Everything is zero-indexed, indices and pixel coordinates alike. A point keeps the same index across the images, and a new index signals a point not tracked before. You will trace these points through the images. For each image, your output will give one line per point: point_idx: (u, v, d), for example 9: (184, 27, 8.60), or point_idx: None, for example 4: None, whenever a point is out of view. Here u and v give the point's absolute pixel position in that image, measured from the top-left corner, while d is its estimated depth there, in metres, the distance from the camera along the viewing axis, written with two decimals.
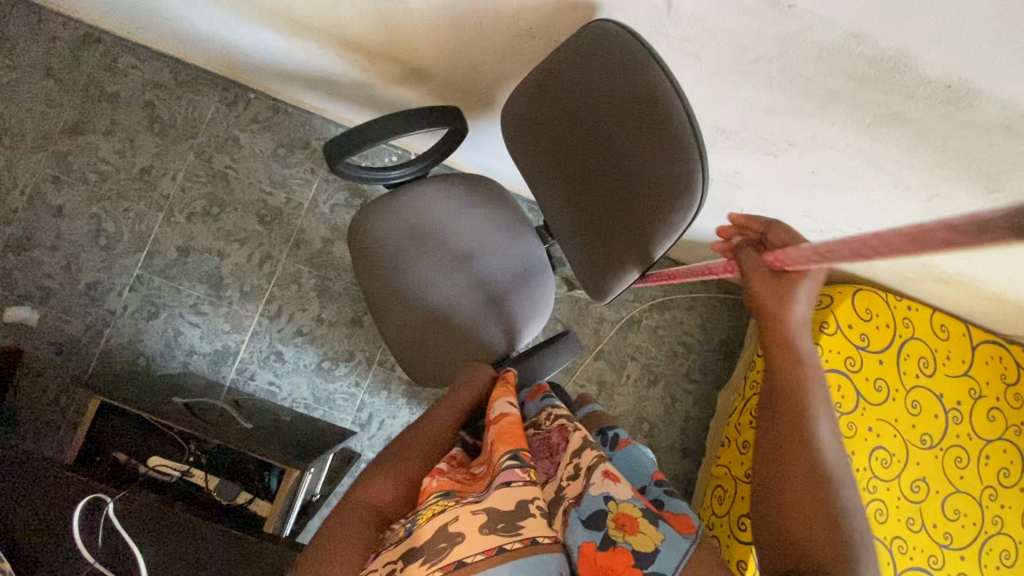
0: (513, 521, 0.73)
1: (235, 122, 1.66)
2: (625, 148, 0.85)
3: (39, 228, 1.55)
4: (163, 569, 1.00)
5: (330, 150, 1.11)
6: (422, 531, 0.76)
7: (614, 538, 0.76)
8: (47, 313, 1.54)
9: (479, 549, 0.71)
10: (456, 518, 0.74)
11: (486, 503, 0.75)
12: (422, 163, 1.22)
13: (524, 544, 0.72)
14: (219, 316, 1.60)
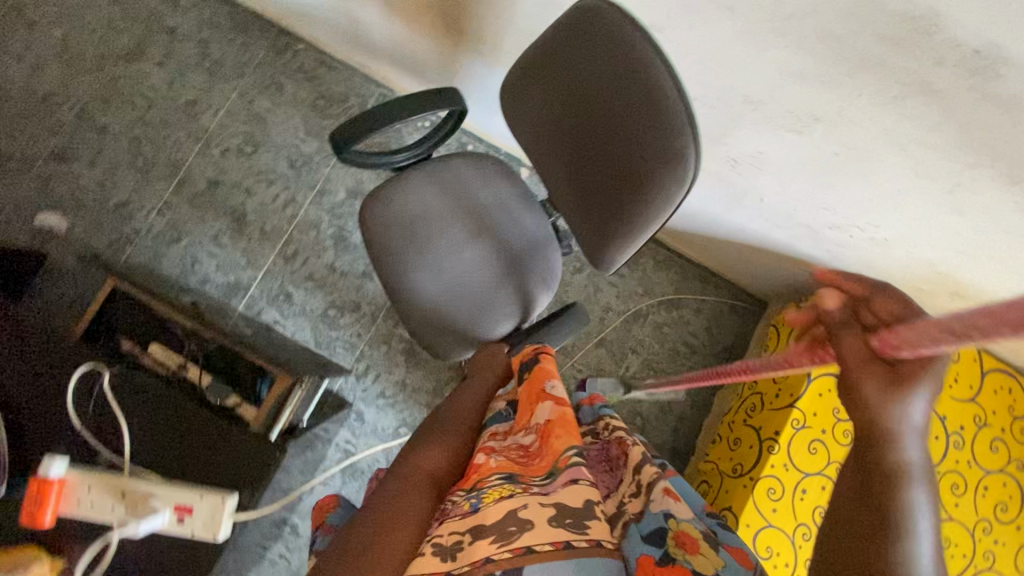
0: (581, 519, 0.68)
1: (280, 69, 1.70)
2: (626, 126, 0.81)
3: (85, 143, 1.64)
4: (148, 455, 0.86)
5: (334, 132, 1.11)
6: (490, 511, 0.70)
7: (674, 554, 0.70)
8: (78, 225, 1.61)
9: (546, 541, 0.66)
10: (525, 505, 0.70)
11: (555, 497, 0.70)
12: (423, 143, 1.18)
13: (588, 544, 0.66)
14: (237, 250, 1.64)
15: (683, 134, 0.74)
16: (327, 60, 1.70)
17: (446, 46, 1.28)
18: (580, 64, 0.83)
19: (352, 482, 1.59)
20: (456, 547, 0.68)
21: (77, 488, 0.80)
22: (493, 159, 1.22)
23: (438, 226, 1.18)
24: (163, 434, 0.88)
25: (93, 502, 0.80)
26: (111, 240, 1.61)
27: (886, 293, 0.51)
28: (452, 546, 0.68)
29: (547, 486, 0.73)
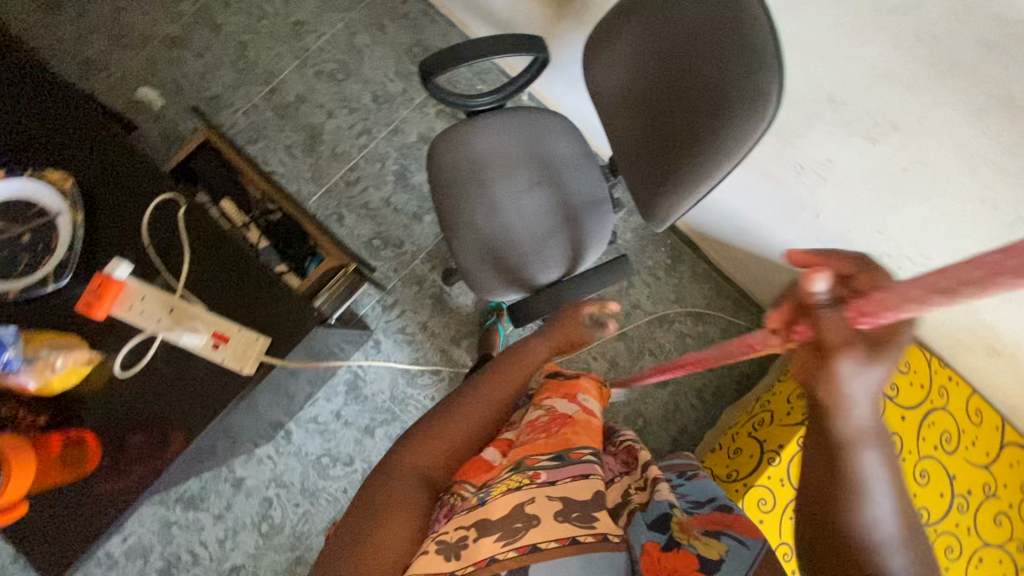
0: (587, 513, 0.68)
1: (387, 12, 1.80)
2: (705, 75, 0.84)
3: (197, 37, 1.76)
4: (202, 282, 0.91)
5: (424, 63, 1.18)
6: (495, 506, 0.69)
7: (679, 539, 0.68)
8: (170, 106, 1.71)
9: (552, 535, 0.66)
10: (533, 500, 0.68)
11: (565, 488, 0.70)
12: (505, 90, 1.22)
13: (596, 537, 0.66)
14: (304, 164, 1.72)
15: (767, 72, 0.75)
16: (432, 13, 1.79)
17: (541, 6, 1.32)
18: (674, 14, 0.87)
19: (353, 405, 1.63)
20: (459, 543, 0.67)
21: (128, 296, 0.85)
22: (563, 120, 1.27)
23: (497, 170, 1.23)
24: (218, 269, 0.92)
25: (143, 308, 0.86)
26: (195, 128, 1.71)
27: (869, 265, 0.43)
28: (456, 543, 0.67)
29: (555, 473, 0.72)
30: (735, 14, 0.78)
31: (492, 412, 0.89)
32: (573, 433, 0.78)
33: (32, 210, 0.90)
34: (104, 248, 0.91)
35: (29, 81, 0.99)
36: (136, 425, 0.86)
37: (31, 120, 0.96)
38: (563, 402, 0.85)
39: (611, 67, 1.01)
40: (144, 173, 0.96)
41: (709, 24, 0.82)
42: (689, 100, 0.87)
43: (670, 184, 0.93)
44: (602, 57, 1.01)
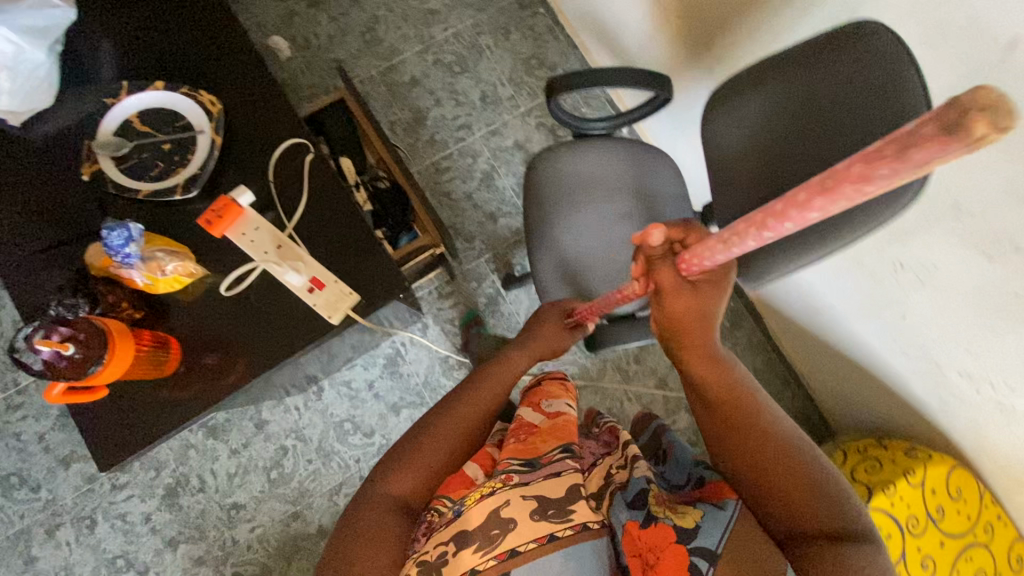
0: (563, 507, 0.74)
1: (516, 20, 1.85)
2: (838, 142, 0.84)
3: (335, 1, 1.83)
4: (312, 229, 0.94)
5: (552, 80, 1.13)
6: (472, 515, 0.75)
7: (656, 514, 0.73)
8: (295, 59, 1.79)
9: (530, 537, 0.71)
10: (508, 502, 0.75)
11: (538, 488, 0.77)
12: (625, 118, 1.24)
13: (574, 531, 0.72)
14: (402, 143, 1.77)
15: None
16: (557, 32, 1.84)
17: (680, 41, 1.32)
18: (812, 77, 0.88)
19: (386, 380, 1.66)
20: (442, 557, 0.73)
21: (242, 225, 0.91)
22: (670, 161, 1.30)
23: (596, 195, 1.26)
24: (328, 221, 0.95)
25: (253, 239, 0.91)
26: (312, 85, 1.78)
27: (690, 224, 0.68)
28: (439, 557, 0.73)
29: (527, 476, 0.79)
30: (883, 88, 0.78)
31: (467, 439, 0.91)
32: (541, 444, 0.87)
33: (179, 123, 0.96)
34: (231, 182, 0.96)
35: (199, 2, 1.03)
36: (211, 348, 0.90)
37: (194, 40, 1.01)
38: (529, 412, 0.96)
39: (731, 125, 1.02)
40: (282, 116, 0.99)
41: (851, 94, 0.82)
42: (804, 164, 0.90)
43: (780, 242, 0.93)
44: (723, 103, 1.02)
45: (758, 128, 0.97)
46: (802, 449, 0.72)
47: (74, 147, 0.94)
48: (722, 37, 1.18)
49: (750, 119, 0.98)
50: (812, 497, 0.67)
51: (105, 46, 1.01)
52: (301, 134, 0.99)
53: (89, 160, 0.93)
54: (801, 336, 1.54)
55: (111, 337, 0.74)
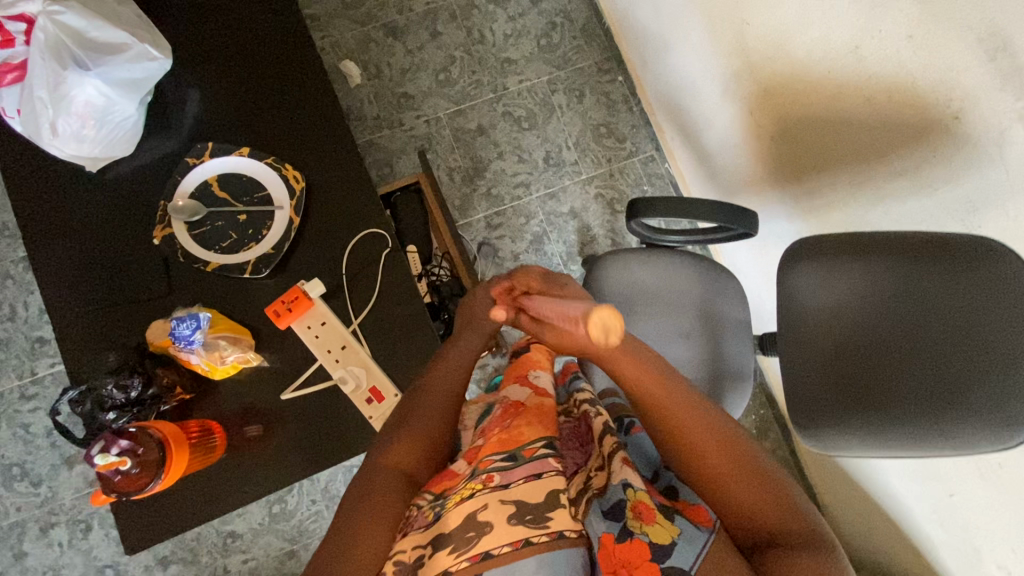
0: (541, 513, 0.68)
1: (592, 84, 1.80)
2: (941, 357, 0.80)
3: (413, 34, 1.78)
4: (372, 332, 0.91)
5: (638, 199, 1.10)
6: (451, 516, 0.69)
7: (634, 528, 0.69)
8: (364, 87, 1.75)
9: (505, 540, 0.66)
10: (485, 507, 0.68)
11: (517, 492, 0.69)
12: (704, 236, 1.18)
13: (551, 537, 0.66)
14: (457, 191, 1.73)
15: None
16: (631, 104, 1.79)
17: (768, 162, 1.26)
18: (928, 282, 0.83)
19: None
20: (419, 561, 0.67)
21: (310, 318, 0.88)
22: (738, 286, 1.26)
23: (657, 310, 1.22)
24: (389, 324, 0.91)
25: (319, 336, 0.88)
26: (378, 117, 1.74)
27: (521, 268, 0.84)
28: (415, 562, 0.67)
29: (508, 476, 0.72)
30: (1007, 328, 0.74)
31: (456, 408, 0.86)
32: (526, 432, 0.80)
33: (259, 194, 0.93)
34: (300, 264, 0.92)
35: (295, 63, 0.99)
36: (248, 418, 0.87)
37: (285, 104, 0.97)
38: (517, 390, 0.94)
39: (824, 284, 0.94)
40: (363, 201, 0.95)
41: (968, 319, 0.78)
42: (898, 352, 0.85)
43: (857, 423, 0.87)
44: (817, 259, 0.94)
45: (854, 304, 0.91)
46: (740, 446, 0.75)
47: (147, 204, 0.91)
48: (820, 178, 1.12)
49: (848, 288, 0.92)
50: (755, 495, 0.71)
51: (194, 97, 0.97)
52: (379, 224, 0.94)
53: (162, 223, 0.89)
54: (831, 468, 1.50)
55: (168, 454, 0.72)
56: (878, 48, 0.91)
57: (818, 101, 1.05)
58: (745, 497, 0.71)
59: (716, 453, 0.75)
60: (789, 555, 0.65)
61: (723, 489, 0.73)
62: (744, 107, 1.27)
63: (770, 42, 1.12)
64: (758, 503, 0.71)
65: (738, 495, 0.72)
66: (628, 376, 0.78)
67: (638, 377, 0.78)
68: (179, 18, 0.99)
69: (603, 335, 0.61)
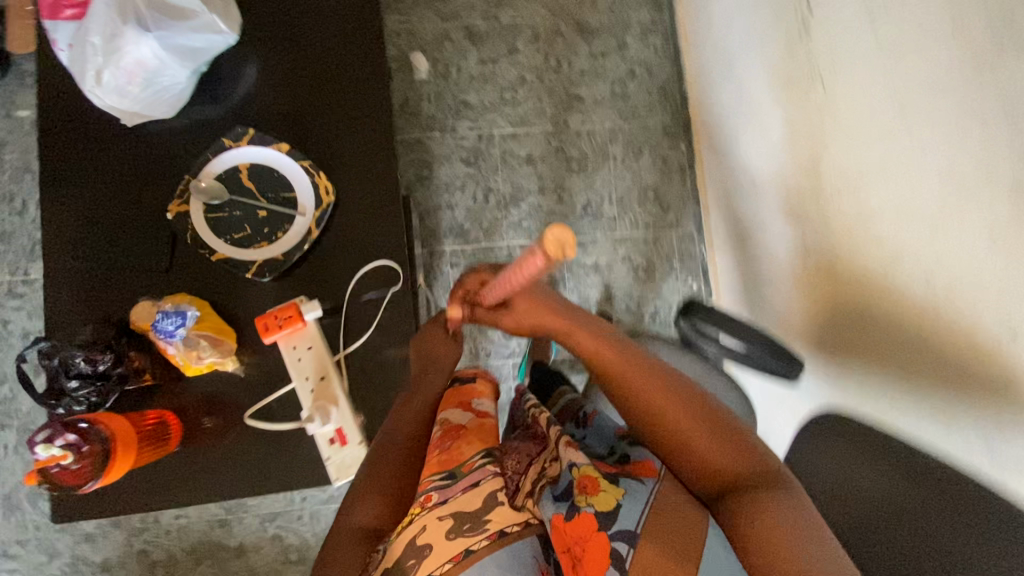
0: (478, 519, 0.72)
1: (654, 144, 1.74)
2: None
3: (490, 44, 1.73)
4: (357, 365, 0.88)
5: (692, 304, 1.14)
6: (397, 547, 0.73)
7: (579, 503, 0.71)
8: (428, 84, 1.71)
9: (446, 557, 0.70)
10: (423, 529, 0.73)
11: (455, 504, 0.75)
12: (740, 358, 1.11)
13: (491, 541, 0.71)
14: (489, 213, 1.68)
15: None
16: (686, 176, 1.74)
17: (815, 295, 1.22)
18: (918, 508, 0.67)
19: None
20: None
21: (297, 338, 0.85)
22: (742, 405, 1.20)
23: None
24: (376, 360, 0.88)
25: (300, 359, 0.84)
26: (432, 117, 1.70)
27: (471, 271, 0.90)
28: None
29: (447, 490, 0.76)
30: None
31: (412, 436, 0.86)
32: (466, 445, 0.83)
33: (285, 194, 0.89)
34: (306, 277, 0.89)
35: (360, 69, 0.95)
36: (206, 409, 0.84)
37: (338, 108, 0.93)
38: (457, 413, 0.88)
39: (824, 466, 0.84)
40: (387, 230, 0.91)
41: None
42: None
43: None
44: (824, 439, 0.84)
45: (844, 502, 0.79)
46: (689, 395, 0.74)
47: (171, 174, 0.87)
48: (861, 332, 1.08)
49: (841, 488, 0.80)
50: (705, 442, 0.71)
51: (250, 77, 0.93)
52: (396, 258, 0.91)
53: (180, 197, 0.86)
54: None
55: (110, 460, 0.73)
56: (957, 237, 0.86)
57: (883, 261, 1.01)
58: (704, 448, 0.70)
59: (673, 405, 0.73)
60: (744, 502, 0.65)
61: (681, 445, 0.72)
62: (803, 228, 1.23)
63: (847, 179, 1.08)
64: (717, 456, 0.70)
65: (698, 445, 0.71)
66: (585, 345, 0.82)
67: (594, 342, 0.81)
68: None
69: (559, 251, 0.61)
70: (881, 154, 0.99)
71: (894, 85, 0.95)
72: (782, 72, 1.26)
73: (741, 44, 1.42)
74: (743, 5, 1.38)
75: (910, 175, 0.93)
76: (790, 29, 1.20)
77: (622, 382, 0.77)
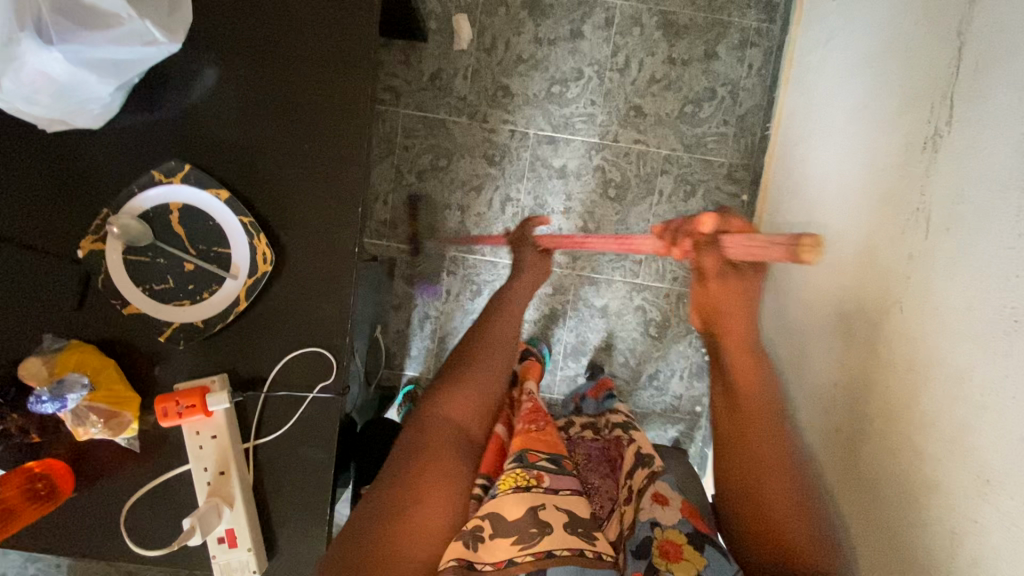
0: (590, 531, 0.78)
1: (711, 187, 1.48)
2: None
3: (553, 21, 1.43)
4: (264, 456, 0.79)
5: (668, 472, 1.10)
6: (507, 505, 0.76)
7: (658, 565, 0.77)
8: (467, 56, 1.45)
9: (563, 545, 0.74)
10: (546, 507, 0.77)
11: (569, 503, 0.80)
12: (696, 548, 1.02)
13: (594, 556, 0.75)
14: (504, 224, 1.49)
15: None
16: None
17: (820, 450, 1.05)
18: None
19: None
20: (478, 532, 0.73)
21: (202, 424, 0.75)
22: None
23: None
24: (286, 455, 0.79)
25: (202, 447, 0.76)
26: (464, 98, 1.46)
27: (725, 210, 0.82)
28: (474, 531, 0.73)
29: (556, 481, 0.82)
30: None
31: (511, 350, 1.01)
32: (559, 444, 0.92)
33: (219, 249, 0.76)
34: (226, 348, 0.78)
35: (340, 106, 0.77)
36: (96, 464, 0.78)
37: (303, 155, 0.77)
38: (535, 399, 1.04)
39: None
40: (331, 311, 0.79)
41: None
42: None
43: None
44: None
45: None
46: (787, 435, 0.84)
47: (96, 199, 0.75)
48: (850, 525, 0.93)
49: None
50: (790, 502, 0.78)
51: (202, 90, 0.76)
52: (334, 348, 0.79)
53: (96, 234, 0.74)
54: None
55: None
56: (1007, 520, 0.67)
57: (909, 478, 0.82)
58: (779, 503, 0.79)
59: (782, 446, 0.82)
60: None
61: (767, 491, 0.80)
62: (839, 373, 1.03)
63: (905, 358, 0.86)
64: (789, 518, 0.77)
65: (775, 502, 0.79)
66: (736, 351, 0.87)
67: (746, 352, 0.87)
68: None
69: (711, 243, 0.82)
70: (956, 361, 0.77)
71: (1013, 287, 0.70)
72: (878, 179, 0.99)
73: (847, 114, 1.12)
74: (870, 65, 1.06)
75: (981, 410, 0.72)
76: (914, 133, 0.92)
77: (739, 426, 0.85)
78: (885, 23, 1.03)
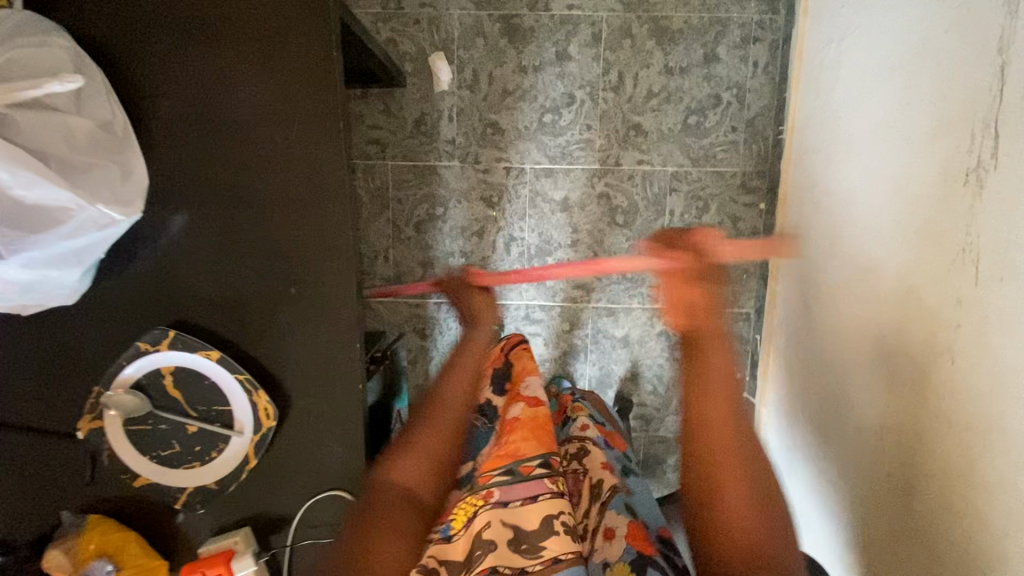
0: (538, 545, 0.68)
1: (724, 200, 1.39)
2: None
3: (535, 45, 1.33)
4: None
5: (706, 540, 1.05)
6: (459, 543, 0.73)
7: None
8: (450, 96, 1.36)
9: (506, 562, 0.67)
10: (488, 525, 0.71)
11: (516, 514, 0.72)
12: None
13: (545, 566, 0.66)
14: (512, 265, 1.43)
15: None
16: None
17: (871, 492, 1.00)
18: None
19: None
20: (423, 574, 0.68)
21: None
22: None
23: None
24: None
25: None
26: (453, 141, 1.38)
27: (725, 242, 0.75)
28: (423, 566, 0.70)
29: (508, 494, 0.74)
30: None
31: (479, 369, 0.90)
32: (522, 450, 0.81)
33: (219, 407, 0.73)
34: (247, 495, 0.77)
35: (318, 238, 0.72)
36: None
37: (290, 298, 0.73)
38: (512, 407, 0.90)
39: None
40: (344, 450, 0.76)
41: None
42: None
43: None
44: None
45: None
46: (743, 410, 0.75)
47: (88, 374, 0.73)
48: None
49: None
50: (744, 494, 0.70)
51: (171, 242, 0.71)
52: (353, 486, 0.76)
53: (93, 412, 0.72)
54: None
55: None
56: None
57: (976, 547, 0.76)
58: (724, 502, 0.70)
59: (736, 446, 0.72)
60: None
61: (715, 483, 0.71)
62: (885, 413, 0.97)
63: (963, 415, 0.80)
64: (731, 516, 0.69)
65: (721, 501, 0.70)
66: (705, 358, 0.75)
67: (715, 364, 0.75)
68: (170, 17, 0.68)
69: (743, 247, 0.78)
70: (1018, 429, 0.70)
71: None
72: (914, 207, 0.90)
73: (873, 123, 1.01)
74: (896, 70, 0.95)
75: None
76: (952, 160, 0.82)
77: (717, 415, 0.73)
78: (909, 25, 0.91)
